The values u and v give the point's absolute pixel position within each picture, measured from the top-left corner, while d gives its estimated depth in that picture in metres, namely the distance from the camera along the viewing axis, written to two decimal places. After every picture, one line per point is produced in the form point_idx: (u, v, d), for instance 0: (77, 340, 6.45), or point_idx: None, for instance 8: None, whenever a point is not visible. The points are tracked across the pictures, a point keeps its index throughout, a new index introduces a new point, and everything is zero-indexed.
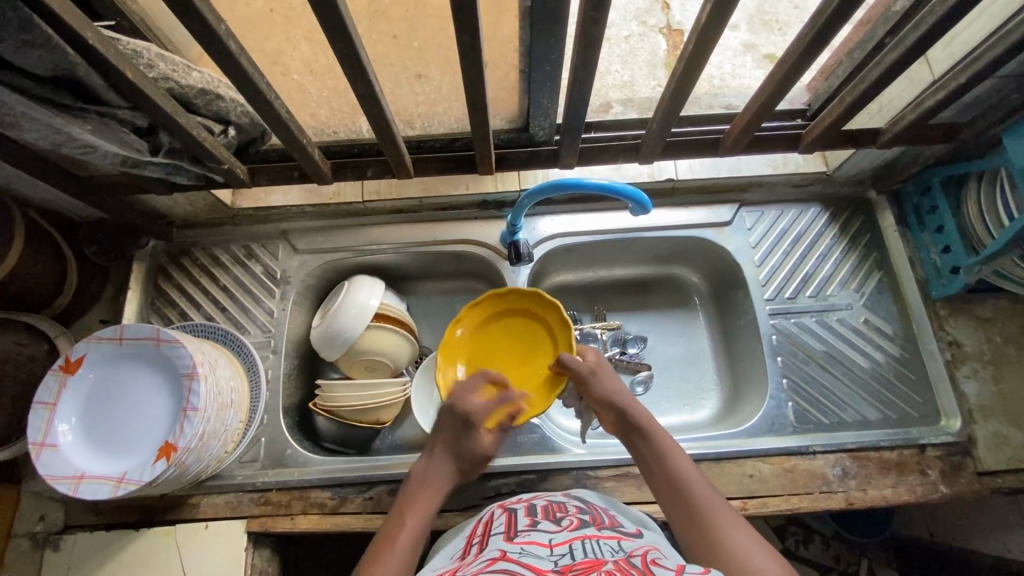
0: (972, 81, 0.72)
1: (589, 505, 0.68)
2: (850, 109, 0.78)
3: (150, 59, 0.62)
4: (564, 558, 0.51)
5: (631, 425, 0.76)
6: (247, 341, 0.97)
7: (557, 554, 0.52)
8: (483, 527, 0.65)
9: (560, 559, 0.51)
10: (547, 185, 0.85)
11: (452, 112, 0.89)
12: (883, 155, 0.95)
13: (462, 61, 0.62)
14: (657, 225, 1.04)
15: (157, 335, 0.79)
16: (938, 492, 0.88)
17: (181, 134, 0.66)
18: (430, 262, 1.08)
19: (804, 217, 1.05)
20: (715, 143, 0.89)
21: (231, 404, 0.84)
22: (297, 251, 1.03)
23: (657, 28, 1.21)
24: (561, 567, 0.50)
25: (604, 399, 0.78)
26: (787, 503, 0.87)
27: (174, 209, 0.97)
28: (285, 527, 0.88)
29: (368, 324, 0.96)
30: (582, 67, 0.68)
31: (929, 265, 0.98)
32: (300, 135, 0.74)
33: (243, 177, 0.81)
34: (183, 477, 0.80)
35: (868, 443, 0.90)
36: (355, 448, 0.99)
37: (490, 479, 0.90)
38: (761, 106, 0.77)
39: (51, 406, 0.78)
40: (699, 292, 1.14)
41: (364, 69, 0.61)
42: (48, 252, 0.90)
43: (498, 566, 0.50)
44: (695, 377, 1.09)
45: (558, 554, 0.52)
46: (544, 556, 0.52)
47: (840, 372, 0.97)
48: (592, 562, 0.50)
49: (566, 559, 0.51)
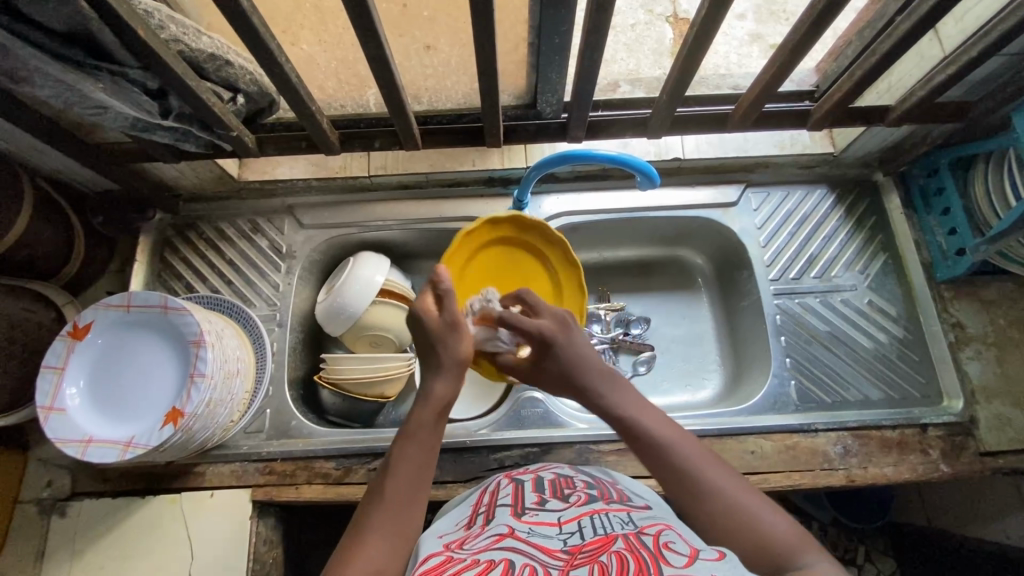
0: (985, 55, 0.71)
1: (598, 480, 0.66)
2: (860, 84, 0.78)
3: (161, 20, 0.62)
4: (574, 537, 0.51)
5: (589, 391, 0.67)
6: (253, 314, 0.98)
7: (566, 533, 0.52)
8: (489, 496, 0.64)
9: (569, 539, 0.51)
10: (554, 159, 0.84)
11: (460, 87, 0.89)
12: (892, 134, 0.94)
13: (474, 25, 0.62)
14: (662, 205, 1.04)
15: (165, 303, 0.80)
16: (939, 470, 0.89)
17: (191, 99, 0.66)
18: (435, 240, 1.08)
19: (810, 198, 1.05)
20: (724, 120, 0.89)
21: (237, 372, 0.84)
22: (303, 226, 1.04)
23: (663, 16, 1.20)
24: (570, 547, 0.49)
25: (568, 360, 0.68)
26: (788, 480, 0.88)
27: (181, 180, 0.97)
28: (290, 497, 0.88)
29: (373, 299, 0.96)
30: (593, 37, 0.67)
31: (934, 247, 0.98)
32: (309, 102, 0.74)
33: (250, 146, 0.81)
34: (189, 444, 0.80)
35: (869, 422, 0.91)
36: (360, 421, 1.02)
37: (493, 452, 0.91)
38: (770, 80, 0.76)
39: (59, 370, 0.78)
40: (704, 273, 1.14)
41: (376, 32, 0.61)
42: (56, 221, 0.90)
43: (506, 545, 0.50)
44: (698, 358, 1.09)
45: (567, 533, 0.52)
46: (552, 535, 0.52)
47: (843, 353, 0.97)
48: (603, 539, 0.50)
49: (575, 538, 0.51)
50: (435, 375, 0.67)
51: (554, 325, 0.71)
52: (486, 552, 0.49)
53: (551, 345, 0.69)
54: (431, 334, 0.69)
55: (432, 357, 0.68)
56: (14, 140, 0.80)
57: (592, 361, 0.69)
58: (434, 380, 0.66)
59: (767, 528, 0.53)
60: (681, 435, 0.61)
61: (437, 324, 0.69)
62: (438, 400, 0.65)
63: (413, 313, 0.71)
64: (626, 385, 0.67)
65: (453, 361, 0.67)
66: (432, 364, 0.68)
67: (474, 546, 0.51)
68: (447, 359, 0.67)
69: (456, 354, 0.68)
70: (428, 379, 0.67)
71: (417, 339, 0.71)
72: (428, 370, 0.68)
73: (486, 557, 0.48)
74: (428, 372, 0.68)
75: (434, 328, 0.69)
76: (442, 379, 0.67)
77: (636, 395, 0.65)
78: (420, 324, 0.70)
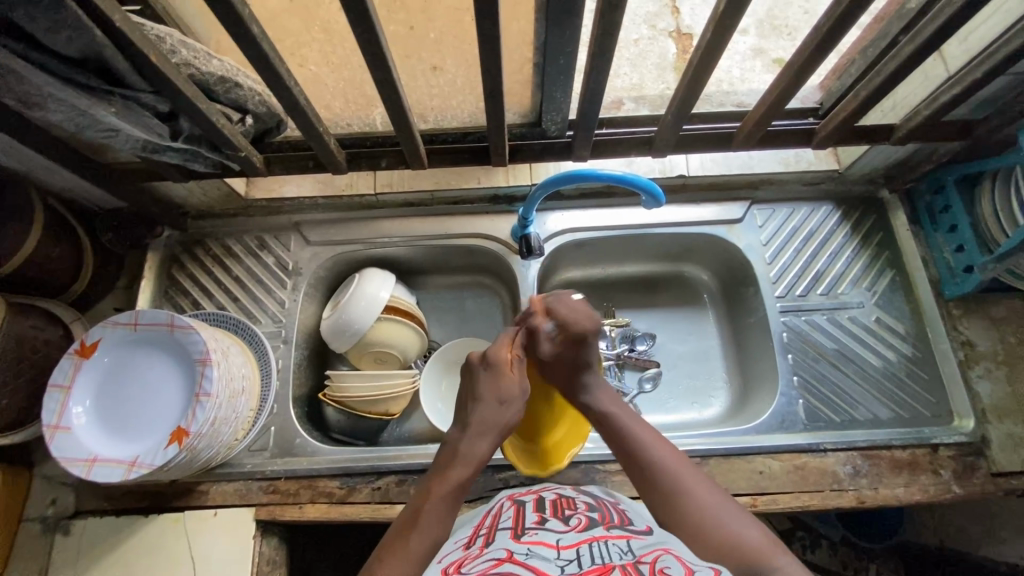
0: (989, 75, 0.72)
1: (599, 502, 0.65)
2: (865, 103, 0.78)
3: (173, 45, 0.63)
4: (571, 565, 0.49)
5: (579, 374, 0.73)
6: (259, 330, 0.98)
7: (564, 558, 0.50)
8: (491, 517, 0.64)
9: (566, 566, 0.49)
10: (558, 178, 0.84)
11: (466, 106, 0.90)
12: (898, 151, 0.94)
13: (481, 47, 0.63)
14: (668, 221, 1.04)
15: (172, 322, 0.80)
16: (951, 492, 0.87)
17: (201, 122, 0.67)
18: (440, 256, 1.09)
19: (816, 215, 1.05)
20: (728, 138, 0.89)
21: (242, 391, 0.84)
22: (309, 242, 1.04)
23: (666, 32, 1.21)
24: (568, 574, 0.48)
25: (583, 361, 0.73)
26: (797, 501, 0.87)
27: (190, 198, 0.99)
28: (294, 516, 0.88)
29: (378, 316, 0.96)
30: (599, 58, 0.68)
31: (942, 264, 0.98)
32: (317, 123, 0.75)
33: (259, 165, 0.82)
34: (193, 463, 0.80)
35: (879, 442, 0.90)
36: (364, 439, 1.00)
37: (498, 471, 0.90)
38: (774, 100, 0.77)
39: (66, 389, 0.79)
40: (710, 289, 1.14)
41: (384, 55, 0.62)
42: (65, 238, 0.91)
43: (504, 569, 0.48)
44: (704, 374, 1.08)
45: (565, 559, 0.51)
46: (550, 559, 0.51)
47: (851, 371, 0.97)
48: (600, 567, 0.48)
49: (572, 565, 0.49)
50: (479, 431, 0.66)
51: (586, 318, 0.74)
52: None
53: (584, 339, 0.73)
54: (503, 393, 0.69)
55: (489, 411, 0.68)
56: (27, 159, 0.82)
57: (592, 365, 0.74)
58: (478, 438, 0.66)
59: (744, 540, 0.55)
60: (676, 455, 0.64)
61: (511, 385, 0.70)
62: (478, 459, 0.65)
63: (489, 358, 0.72)
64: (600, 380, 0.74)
65: (507, 428, 0.69)
66: (478, 424, 0.67)
67: (472, 570, 0.50)
68: (498, 420, 0.68)
69: (511, 421, 0.69)
70: (467, 434, 0.67)
71: (481, 382, 0.70)
72: (475, 427, 0.67)
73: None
74: (475, 424, 0.67)
75: (504, 383, 0.70)
76: (492, 443, 0.66)
77: (608, 394, 0.73)
78: (492, 374, 0.70)
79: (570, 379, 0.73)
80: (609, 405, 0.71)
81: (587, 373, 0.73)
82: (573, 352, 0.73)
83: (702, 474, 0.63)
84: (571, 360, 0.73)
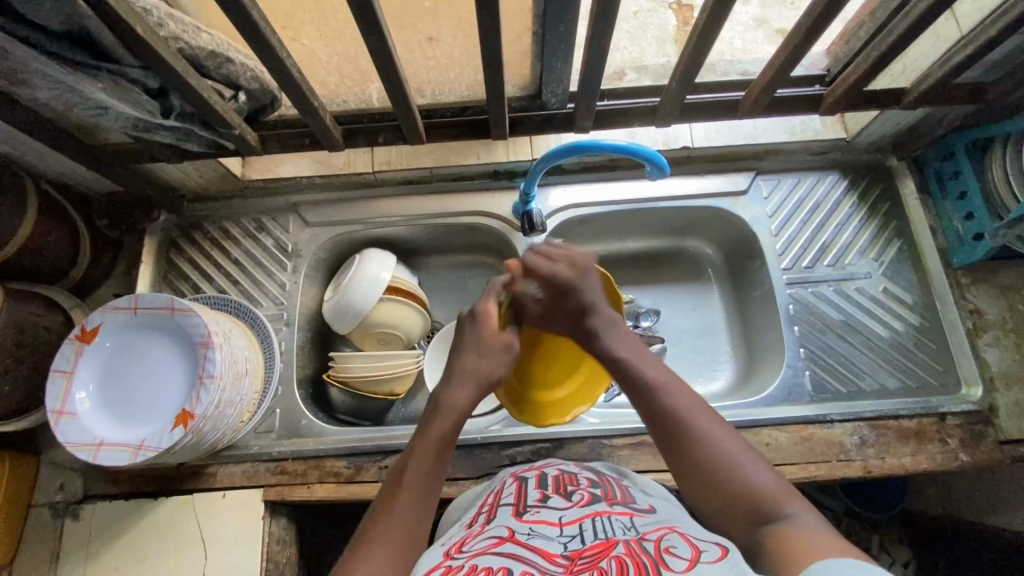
0: (1006, 32, 0.69)
1: (602, 477, 0.65)
2: (876, 65, 0.76)
3: (160, 17, 0.61)
4: (574, 541, 0.50)
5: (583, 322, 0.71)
6: (261, 313, 0.97)
7: (567, 535, 0.51)
8: (494, 496, 0.64)
9: (569, 542, 0.49)
10: (558, 151, 0.82)
11: (464, 79, 0.87)
12: (908, 117, 0.92)
13: (478, 14, 0.60)
14: (672, 195, 1.02)
15: (172, 305, 0.79)
16: (959, 460, 0.87)
17: (192, 97, 0.65)
18: (441, 235, 1.07)
19: (823, 184, 1.03)
20: (734, 106, 0.87)
21: (246, 373, 0.84)
22: (307, 224, 1.03)
23: (666, 3, 1.18)
24: (571, 552, 0.48)
25: (583, 304, 0.72)
26: (804, 472, 0.87)
27: (185, 180, 0.97)
28: (302, 496, 0.88)
29: (379, 297, 0.95)
30: (601, 23, 0.65)
31: (951, 232, 0.96)
32: (312, 97, 0.73)
33: (253, 144, 0.80)
34: (200, 446, 0.80)
35: (887, 411, 0.90)
36: (370, 420, 1.01)
37: (505, 448, 0.90)
38: (782, 64, 0.74)
39: (68, 374, 0.78)
40: (714, 263, 1.13)
41: (378, 25, 0.60)
42: (61, 224, 0.90)
43: (505, 549, 0.48)
44: (709, 349, 1.08)
45: (568, 536, 0.51)
46: (553, 536, 0.51)
47: (858, 342, 0.96)
48: (603, 543, 0.48)
49: (575, 543, 0.49)
50: (460, 383, 0.68)
51: (570, 267, 0.73)
52: (484, 557, 0.47)
53: (568, 286, 0.72)
54: (487, 345, 0.71)
55: (472, 362, 0.70)
56: (17, 143, 0.80)
57: (597, 306, 0.72)
58: (457, 388, 0.68)
59: (755, 481, 0.56)
60: (693, 400, 0.63)
61: (495, 338, 0.71)
62: (459, 411, 0.66)
63: (475, 311, 0.73)
64: (612, 316, 0.72)
65: (487, 381, 0.69)
66: (461, 375, 0.69)
67: (473, 549, 0.50)
68: (480, 372, 0.69)
69: (493, 374, 0.70)
70: (453, 383, 0.68)
71: (465, 335, 0.72)
72: (459, 376, 0.69)
73: (483, 563, 0.46)
74: (460, 371, 0.69)
75: (492, 333, 0.71)
76: (472, 393, 0.68)
77: (622, 332, 0.71)
78: (480, 328, 0.72)
79: (574, 324, 0.72)
80: (621, 346, 0.70)
81: (594, 317, 0.71)
82: (562, 304, 0.72)
83: (719, 418, 0.62)
84: (572, 313, 0.72)
